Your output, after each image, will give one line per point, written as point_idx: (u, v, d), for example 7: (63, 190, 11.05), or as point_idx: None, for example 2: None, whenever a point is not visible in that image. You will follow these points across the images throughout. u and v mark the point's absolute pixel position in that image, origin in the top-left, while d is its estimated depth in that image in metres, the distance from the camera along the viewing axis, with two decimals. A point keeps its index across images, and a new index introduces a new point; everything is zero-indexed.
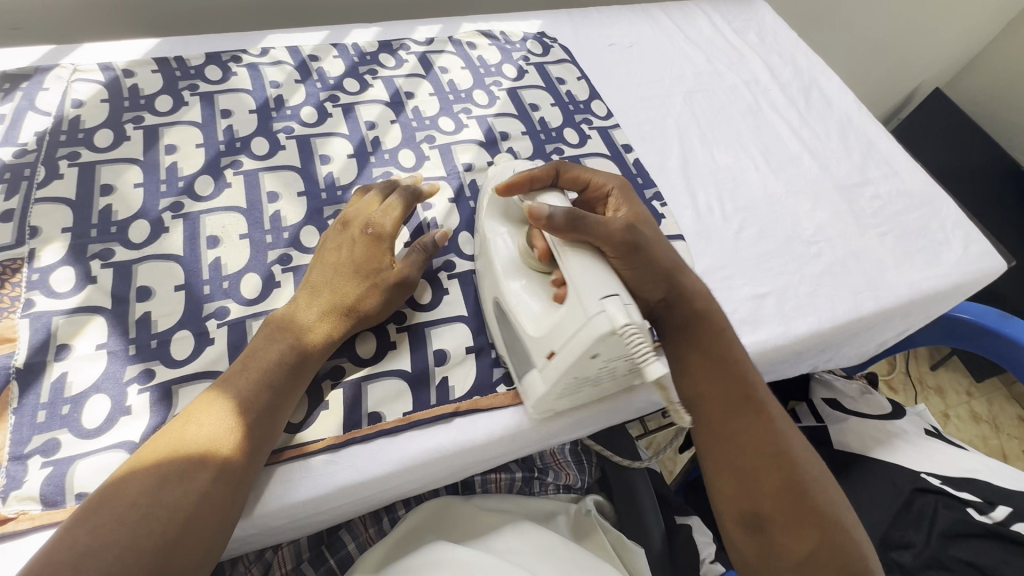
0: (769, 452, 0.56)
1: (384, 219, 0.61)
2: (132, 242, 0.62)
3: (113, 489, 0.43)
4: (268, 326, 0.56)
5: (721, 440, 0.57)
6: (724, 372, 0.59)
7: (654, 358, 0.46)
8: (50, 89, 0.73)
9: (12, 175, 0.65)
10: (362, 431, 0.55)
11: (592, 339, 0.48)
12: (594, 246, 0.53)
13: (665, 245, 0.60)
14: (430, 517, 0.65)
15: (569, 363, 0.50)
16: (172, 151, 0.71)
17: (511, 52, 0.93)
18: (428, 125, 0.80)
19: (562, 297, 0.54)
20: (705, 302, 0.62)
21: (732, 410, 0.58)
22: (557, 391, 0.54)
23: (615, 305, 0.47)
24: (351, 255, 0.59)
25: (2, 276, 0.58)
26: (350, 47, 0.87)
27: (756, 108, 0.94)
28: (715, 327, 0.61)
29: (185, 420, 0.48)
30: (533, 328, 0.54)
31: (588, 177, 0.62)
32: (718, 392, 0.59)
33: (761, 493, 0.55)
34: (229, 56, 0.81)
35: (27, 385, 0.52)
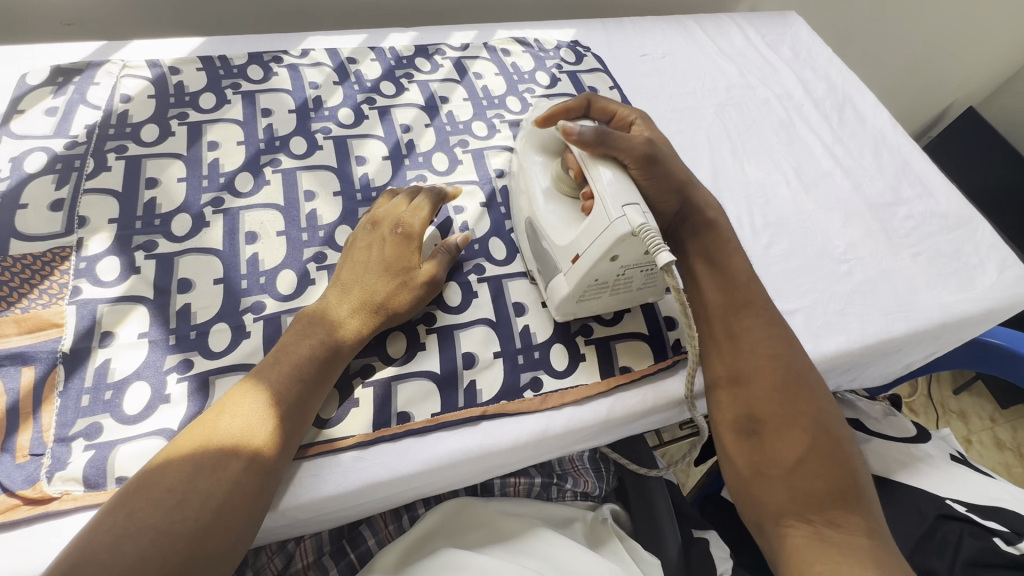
0: (764, 356, 0.57)
1: (413, 219, 0.63)
2: (174, 235, 0.64)
3: (150, 476, 0.45)
4: (302, 320, 0.57)
5: (724, 342, 0.59)
6: (726, 279, 0.62)
7: (665, 248, 0.50)
8: (101, 83, 0.76)
9: (63, 166, 0.67)
10: (391, 430, 0.56)
11: (614, 241, 0.53)
12: (618, 161, 0.58)
13: (682, 164, 0.65)
14: (447, 516, 0.65)
15: (594, 263, 0.55)
16: (214, 147, 0.73)
17: (545, 59, 0.93)
18: (461, 130, 0.81)
19: (586, 211, 0.59)
20: (714, 216, 0.65)
21: (731, 316, 0.60)
22: (579, 292, 0.60)
23: (635, 211, 0.53)
24: (380, 253, 0.60)
25: (51, 264, 0.60)
26: (387, 51, 0.88)
27: (788, 123, 0.93)
28: (721, 237, 0.64)
29: (220, 408, 0.50)
30: (558, 236, 0.60)
31: (616, 108, 0.68)
32: (719, 300, 0.61)
33: (755, 396, 0.56)
34: (271, 56, 0.83)
35: (72, 370, 0.54)
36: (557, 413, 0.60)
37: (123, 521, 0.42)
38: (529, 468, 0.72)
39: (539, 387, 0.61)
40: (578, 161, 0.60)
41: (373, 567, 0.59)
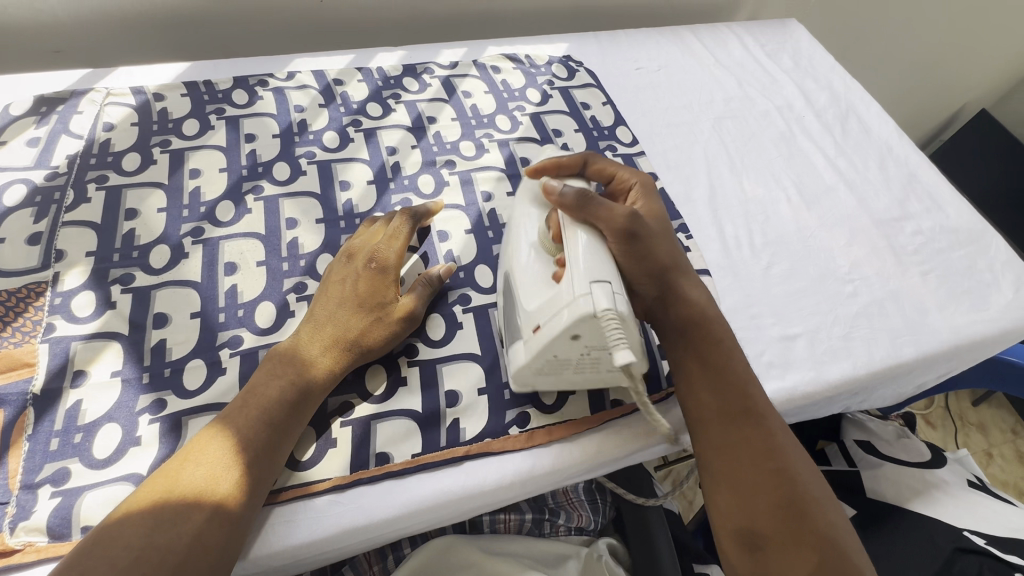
0: (767, 466, 0.50)
1: (389, 251, 0.60)
2: (152, 268, 0.63)
3: (108, 532, 0.43)
4: (274, 363, 0.55)
5: (716, 450, 0.53)
6: (716, 382, 0.55)
7: (626, 346, 0.46)
8: (84, 112, 0.75)
9: (43, 198, 0.66)
10: (370, 471, 0.53)
11: (573, 312, 0.49)
12: (596, 229, 0.55)
13: (673, 251, 0.60)
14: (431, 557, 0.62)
15: (551, 339, 0.51)
16: (196, 175, 0.71)
17: (536, 76, 0.91)
18: (449, 150, 0.79)
19: (559, 277, 0.53)
20: (704, 308, 0.59)
21: (729, 423, 0.53)
22: (536, 366, 0.55)
23: (602, 291, 0.48)
24: (356, 286, 0.59)
25: (26, 300, 0.59)
26: (375, 71, 0.87)
27: (788, 135, 0.90)
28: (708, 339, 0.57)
29: (185, 459, 0.48)
30: (525, 300, 0.54)
31: (616, 171, 0.64)
32: (715, 403, 0.54)
33: (757, 508, 0.49)
34: (256, 80, 0.82)
35: (42, 412, 0.53)
36: (545, 451, 0.57)
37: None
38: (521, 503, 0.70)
39: (526, 423, 0.58)
40: (559, 221, 0.56)
41: None
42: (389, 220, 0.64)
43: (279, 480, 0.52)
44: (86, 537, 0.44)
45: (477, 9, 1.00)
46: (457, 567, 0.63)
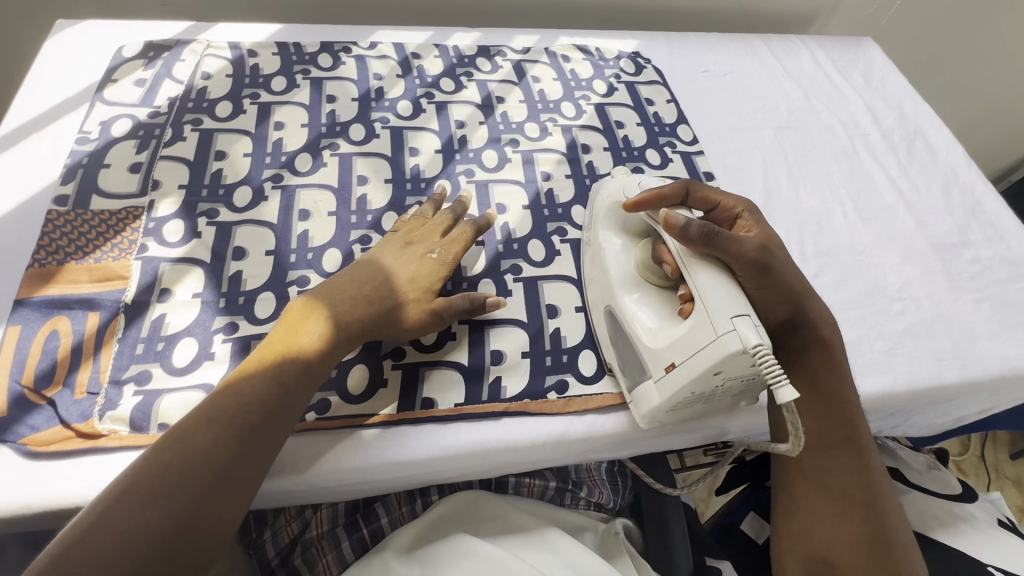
0: (855, 500, 0.55)
1: (444, 250, 0.62)
2: (235, 205, 0.68)
3: (180, 439, 0.44)
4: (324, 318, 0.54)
5: (808, 475, 0.58)
6: (826, 413, 0.58)
7: (787, 383, 0.47)
8: (186, 61, 0.81)
9: (145, 133, 0.73)
10: (414, 413, 0.57)
11: (717, 360, 0.49)
12: (720, 261, 0.53)
13: (798, 271, 0.58)
14: (460, 507, 0.68)
15: (690, 377, 0.51)
16: (280, 128, 0.77)
17: (604, 68, 0.94)
18: (514, 130, 0.82)
19: (687, 312, 0.54)
20: (830, 339, 0.60)
21: (827, 450, 0.57)
22: (670, 404, 0.55)
23: (745, 325, 0.48)
24: (405, 269, 0.59)
25: (125, 221, 0.65)
26: (451, 49, 0.91)
27: (851, 151, 0.90)
28: (829, 364, 0.59)
29: (248, 387, 0.48)
30: (654, 341, 0.55)
31: (719, 197, 0.59)
32: (820, 429, 0.58)
33: (835, 536, 0.54)
34: (341, 47, 0.88)
35: (131, 320, 0.58)
36: (579, 418, 0.60)
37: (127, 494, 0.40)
38: (545, 470, 0.74)
39: (564, 390, 0.61)
40: (677, 256, 0.55)
41: (386, 543, 0.62)
42: (433, 214, 0.66)
43: (331, 408, 0.56)
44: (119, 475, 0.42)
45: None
46: (484, 518, 0.68)
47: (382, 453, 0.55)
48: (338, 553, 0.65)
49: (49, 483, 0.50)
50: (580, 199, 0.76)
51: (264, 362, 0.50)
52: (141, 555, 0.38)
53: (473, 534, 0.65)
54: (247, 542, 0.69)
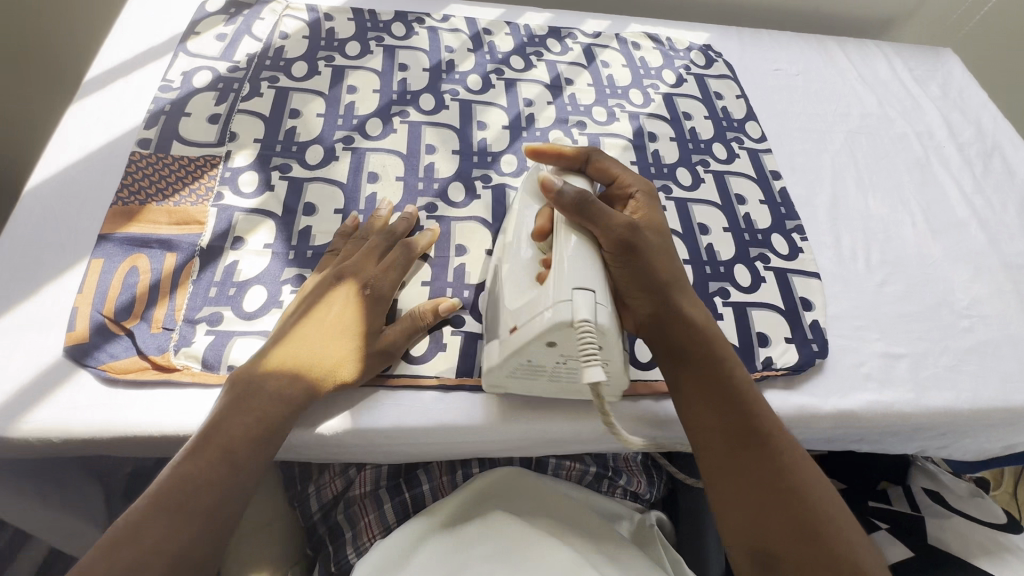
0: (781, 485, 0.51)
1: (379, 281, 0.58)
2: (307, 163, 0.70)
3: (193, 485, 0.45)
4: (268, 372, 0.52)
5: (727, 472, 0.52)
6: (725, 403, 0.53)
7: (597, 363, 0.46)
8: (265, 20, 0.83)
9: (224, 86, 0.74)
10: (473, 380, 0.58)
11: (551, 328, 0.48)
12: (594, 236, 0.53)
13: (671, 255, 0.56)
14: (499, 483, 0.68)
15: (525, 342, 0.50)
16: (353, 91, 0.78)
17: (674, 59, 0.92)
18: (581, 112, 0.82)
19: (545, 279, 0.53)
20: (701, 318, 0.56)
21: (735, 443, 0.52)
22: (509, 368, 0.54)
23: (583, 298, 0.47)
24: (332, 311, 0.55)
25: (202, 169, 0.66)
26: (522, 28, 0.91)
27: (924, 162, 0.87)
28: (706, 348, 0.55)
29: (255, 407, 0.50)
30: (509, 302, 0.54)
31: (617, 172, 0.59)
32: (724, 419, 0.53)
33: (770, 527, 0.50)
34: (415, 17, 0.88)
35: (206, 263, 0.60)
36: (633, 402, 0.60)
37: (134, 544, 0.42)
38: (586, 457, 0.74)
39: None
40: (556, 220, 0.55)
41: (428, 514, 0.64)
42: (366, 239, 0.62)
43: (393, 367, 0.58)
44: (153, 482, 0.45)
45: None
46: (521, 495, 0.67)
47: (439, 416, 0.56)
48: (380, 513, 0.67)
49: (124, 410, 0.52)
50: None
51: (255, 400, 0.50)
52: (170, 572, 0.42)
53: (509, 510, 0.64)
54: (292, 495, 0.72)
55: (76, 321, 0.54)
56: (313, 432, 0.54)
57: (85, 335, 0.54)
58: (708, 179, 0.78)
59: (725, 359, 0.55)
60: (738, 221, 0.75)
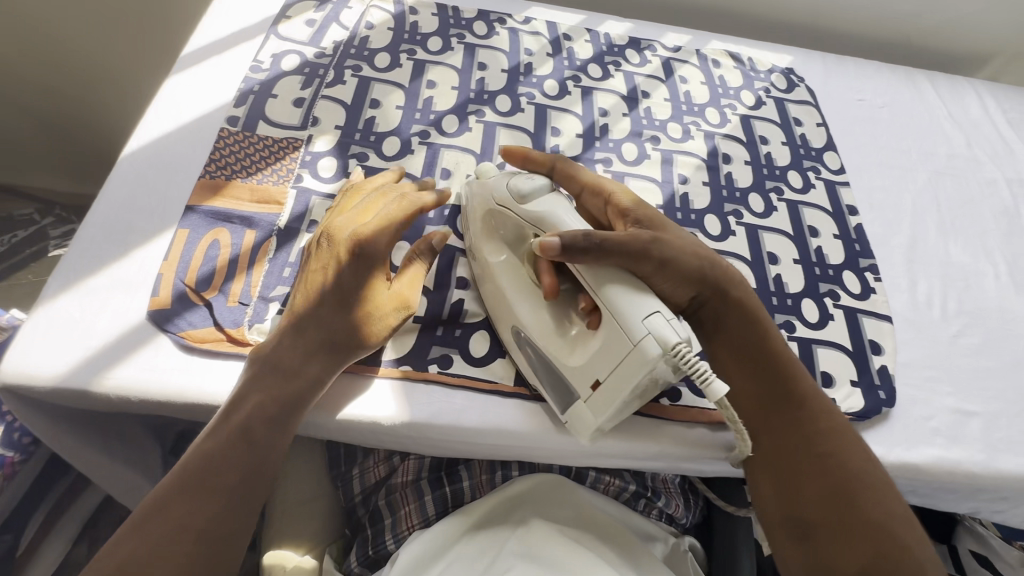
0: (813, 451, 0.52)
1: (378, 239, 0.57)
2: (384, 153, 0.71)
3: (213, 459, 0.46)
4: (286, 342, 0.53)
5: (762, 438, 0.54)
6: (762, 378, 0.55)
7: (715, 374, 0.46)
8: (353, 9, 0.84)
9: (310, 71, 0.76)
10: (530, 389, 0.59)
11: (643, 368, 0.47)
12: (623, 272, 0.51)
13: (676, 231, 0.57)
14: (537, 489, 0.68)
15: (625, 392, 0.49)
16: (432, 86, 0.78)
17: (754, 80, 0.90)
18: (656, 127, 0.81)
19: (593, 322, 0.52)
20: (741, 291, 0.57)
21: (771, 411, 0.54)
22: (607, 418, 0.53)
23: (659, 323, 0.47)
24: (340, 278, 0.55)
25: (285, 150, 0.68)
26: (602, 36, 0.90)
27: (1012, 211, 0.83)
28: (746, 323, 0.56)
29: (269, 382, 0.51)
30: (573, 359, 0.52)
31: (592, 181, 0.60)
32: (758, 391, 0.55)
33: (803, 495, 0.50)
34: (497, 17, 0.88)
35: (283, 244, 0.62)
36: (688, 429, 0.59)
37: (155, 519, 0.43)
38: (625, 473, 0.73)
39: (677, 398, 0.61)
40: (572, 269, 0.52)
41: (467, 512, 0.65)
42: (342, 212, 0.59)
43: (453, 365, 0.58)
44: (176, 461, 0.47)
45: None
46: (560, 504, 0.67)
47: (494, 418, 0.57)
48: (420, 504, 0.68)
49: (198, 378, 0.54)
50: (714, 208, 0.74)
51: (275, 375, 0.51)
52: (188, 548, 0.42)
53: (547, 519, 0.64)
54: (335, 476, 0.75)
55: (159, 287, 0.57)
56: (368, 418, 0.55)
57: (167, 302, 0.56)
58: (781, 207, 0.76)
59: (763, 335, 0.56)
60: (809, 254, 0.73)
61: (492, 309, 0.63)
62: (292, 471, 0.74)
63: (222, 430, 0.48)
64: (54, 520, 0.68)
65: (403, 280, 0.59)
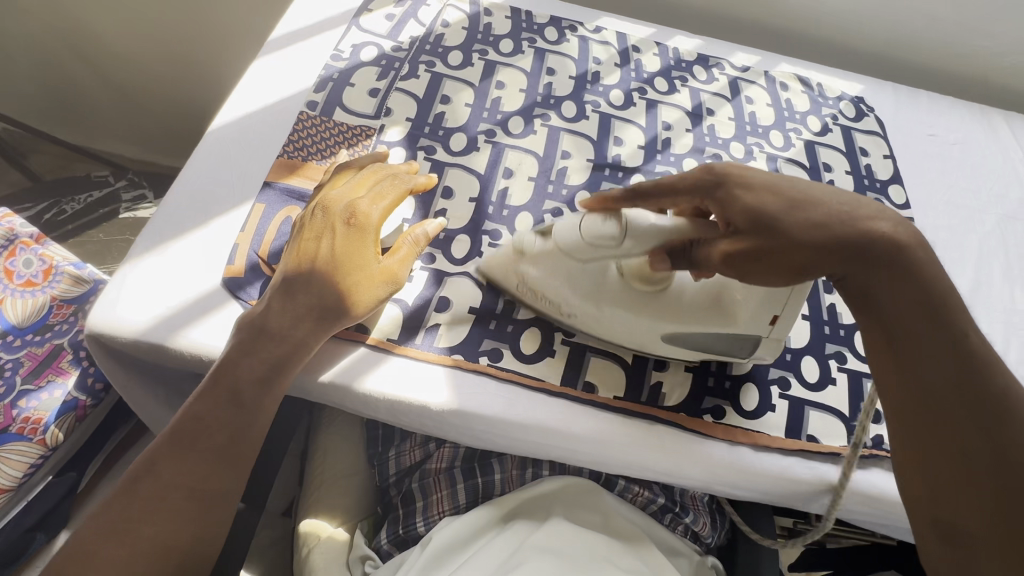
0: (981, 446, 0.42)
1: (371, 211, 0.58)
2: (451, 148, 0.73)
3: (202, 422, 0.49)
4: (276, 300, 0.55)
5: (908, 424, 0.45)
6: (924, 343, 0.45)
7: None
8: (430, 7, 0.87)
9: (386, 63, 0.79)
10: (576, 391, 0.60)
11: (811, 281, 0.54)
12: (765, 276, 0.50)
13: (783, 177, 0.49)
14: (565, 491, 0.69)
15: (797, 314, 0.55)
16: (501, 87, 0.80)
17: (822, 106, 0.89)
18: (719, 145, 0.81)
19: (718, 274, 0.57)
20: (891, 237, 0.47)
21: (927, 394, 0.44)
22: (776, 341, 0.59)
23: None
24: (328, 245, 0.56)
25: (358, 137, 0.71)
26: (671, 50, 0.90)
27: None
28: (900, 285, 0.46)
29: (258, 346, 0.53)
30: (743, 318, 0.56)
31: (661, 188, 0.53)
32: (917, 361, 0.45)
33: (958, 495, 0.42)
34: (568, 24, 0.90)
35: None
36: (729, 449, 0.59)
37: (149, 479, 0.46)
38: (655, 485, 0.73)
39: (720, 416, 0.61)
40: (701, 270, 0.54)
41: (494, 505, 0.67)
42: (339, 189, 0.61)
43: (503, 359, 0.60)
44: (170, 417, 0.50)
45: (784, 22, 0.98)
46: (587, 508, 0.68)
47: (539, 416, 0.58)
48: (452, 491, 0.70)
49: None
50: None
51: (265, 340, 0.53)
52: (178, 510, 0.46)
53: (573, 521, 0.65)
54: (372, 455, 0.78)
55: (235, 257, 0.60)
56: (418, 401, 0.57)
57: (241, 271, 0.59)
58: None
59: (930, 292, 0.46)
60: None
61: None
62: (333, 447, 0.79)
63: (209, 389, 0.51)
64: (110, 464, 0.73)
65: (393, 254, 0.59)
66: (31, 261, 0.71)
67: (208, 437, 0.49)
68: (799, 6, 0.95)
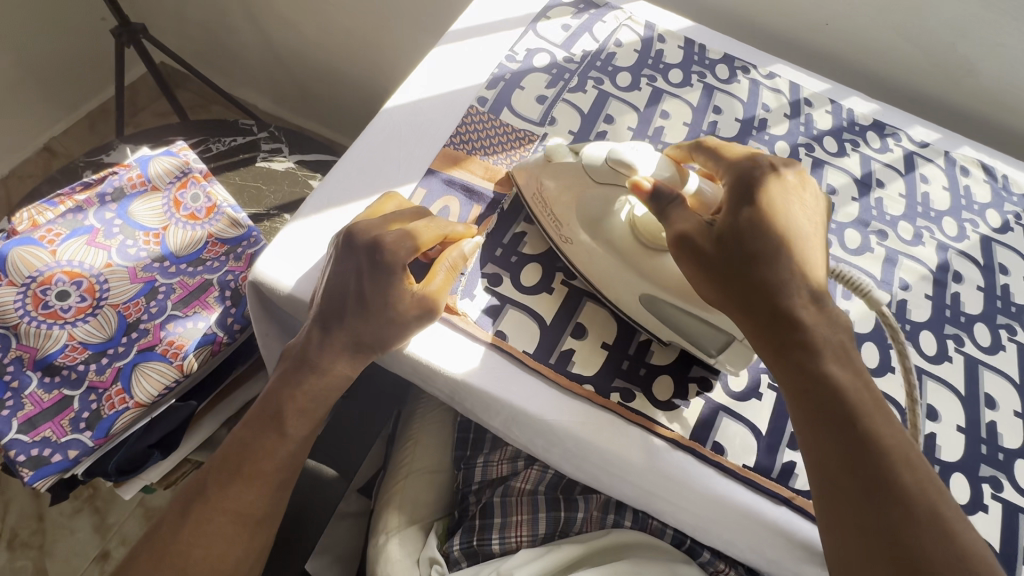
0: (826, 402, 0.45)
1: (399, 245, 0.52)
2: None
3: (284, 398, 0.54)
4: (347, 302, 0.53)
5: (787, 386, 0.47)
6: (801, 368, 0.46)
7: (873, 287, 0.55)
8: (606, 23, 0.86)
9: (557, 72, 0.79)
10: (704, 449, 0.56)
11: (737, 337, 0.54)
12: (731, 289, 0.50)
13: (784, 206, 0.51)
14: (641, 546, 0.66)
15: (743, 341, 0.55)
16: (666, 117, 0.78)
17: (1005, 200, 0.81)
18: (885, 222, 0.75)
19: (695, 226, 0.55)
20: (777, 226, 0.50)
21: (791, 355, 0.47)
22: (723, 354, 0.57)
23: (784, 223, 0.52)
24: (388, 243, 0.51)
25: (520, 141, 0.71)
26: (845, 111, 0.85)
27: None
28: (845, 420, 0.44)
29: (325, 337, 0.54)
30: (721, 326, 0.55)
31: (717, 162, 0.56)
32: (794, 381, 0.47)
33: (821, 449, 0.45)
34: (740, 65, 0.87)
35: (502, 228, 0.65)
36: None
37: (247, 452, 0.53)
38: (742, 566, 0.67)
39: None
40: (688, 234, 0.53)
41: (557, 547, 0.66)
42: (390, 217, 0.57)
43: (634, 401, 0.57)
44: (269, 379, 0.56)
45: (972, 104, 0.91)
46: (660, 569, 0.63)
47: (662, 469, 0.55)
48: (533, 518, 0.69)
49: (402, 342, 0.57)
50: (932, 326, 0.68)
51: (331, 326, 0.54)
52: (271, 476, 0.54)
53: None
54: (460, 456, 0.77)
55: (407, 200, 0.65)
56: (546, 433, 0.56)
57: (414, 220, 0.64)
58: (1010, 349, 0.68)
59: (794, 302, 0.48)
60: None
61: (678, 358, 0.61)
62: (423, 440, 0.78)
63: (294, 362, 0.55)
64: (222, 397, 0.76)
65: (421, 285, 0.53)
66: (198, 196, 0.74)
67: (296, 406, 0.54)
68: (996, 89, 0.87)
